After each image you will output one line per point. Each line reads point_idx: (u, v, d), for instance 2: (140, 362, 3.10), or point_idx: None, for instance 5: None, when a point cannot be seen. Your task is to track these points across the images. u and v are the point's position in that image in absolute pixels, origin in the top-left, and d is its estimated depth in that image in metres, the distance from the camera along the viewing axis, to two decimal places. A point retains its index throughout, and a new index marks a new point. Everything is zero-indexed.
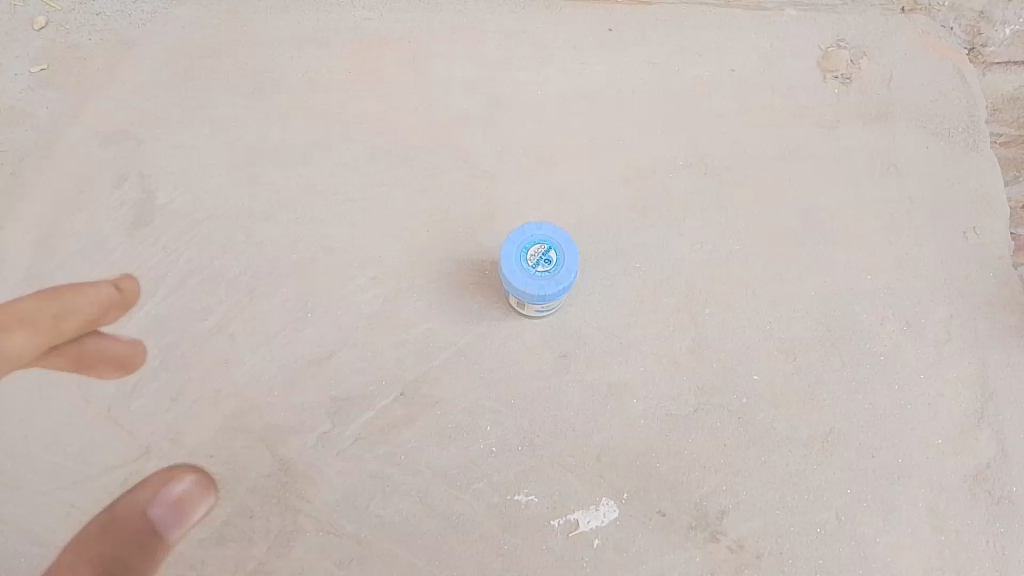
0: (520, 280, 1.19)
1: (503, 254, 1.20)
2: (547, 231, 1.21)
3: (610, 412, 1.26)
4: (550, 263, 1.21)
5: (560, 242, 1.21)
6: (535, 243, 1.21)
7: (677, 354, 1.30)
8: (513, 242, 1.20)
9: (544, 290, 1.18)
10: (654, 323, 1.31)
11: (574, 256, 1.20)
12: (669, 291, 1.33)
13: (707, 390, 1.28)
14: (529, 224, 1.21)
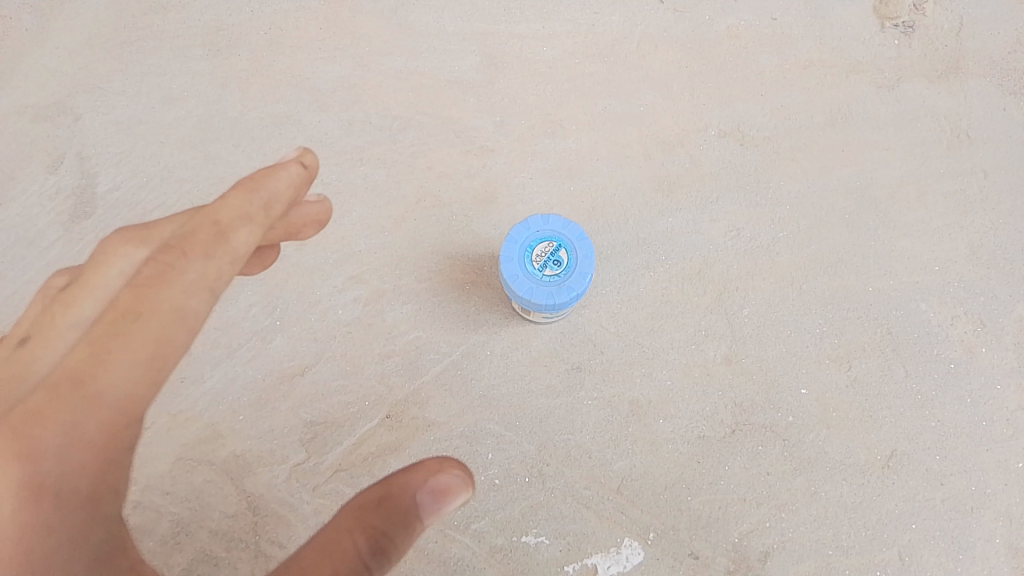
0: (523, 287, 0.98)
1: (504, 254, 1.00)
2: (557, 226, 1.00)
3: (632, 435, 1.08)
4: (559, 266, 1.00)
5: (572, 239, 1.00)
6: (542, 241, 1.00)
7: (710, 364, 1.10)
8: (516, 239, 1.00)
9: (553, 299, 0.98)
10: (683, 328, 1.12)
11: (589, 257, 1.00)
12: (700, 288, 1.13)
13: (746, 407, 1.09)
14: (536, 217, 1.01)
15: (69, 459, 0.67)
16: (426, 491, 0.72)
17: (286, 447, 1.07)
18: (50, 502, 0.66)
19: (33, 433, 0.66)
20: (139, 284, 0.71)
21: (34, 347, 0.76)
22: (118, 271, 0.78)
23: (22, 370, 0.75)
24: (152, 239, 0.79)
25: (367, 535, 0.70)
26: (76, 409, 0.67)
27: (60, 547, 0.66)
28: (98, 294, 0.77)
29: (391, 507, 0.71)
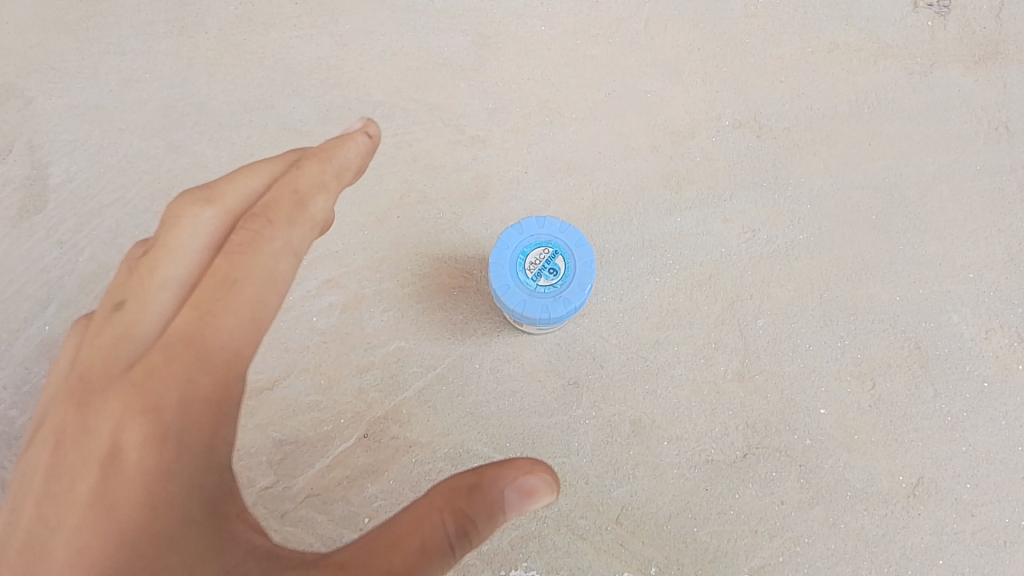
0: (514, 299, 0.88)
1: (494, 260, 0.89)
2: (554, 230, 0.90)
3: (633, 459, 0.98)
4: (556, 275, 0.90)
5: (571, 246, 0.90)
6: (537, 246, 0.90)
7: (720, 381, 1.00)
8: (509, 243, 0.90)
9: (548, 313, 0.88)
10: (691, 340, 1.01)
11: (589, 266, 0.89)
12: (710, 296, 1.03)
13: (758, 429, 0.99)
14: (531, 219, 0.90)
15: (188, 410, 0.69)
16: (512, 488, 0.66)
17: (253, 470, 0.97)
18: (174, 451, 0.68)
19: (155, 387, 0.69)
20: (232, 249, 0.73)
21: (130, 311, 0.75)
22: (196, 233, 0.77)
23: (121, 333, 0.74)
24: (224, 200, 0.79)
25: (453, 518, 0.66)
26: (189, 365, 0.69)
27: (182, 490, 0.67)
28: (179, 257, 0.77)
29: (477, 498, 0.66)
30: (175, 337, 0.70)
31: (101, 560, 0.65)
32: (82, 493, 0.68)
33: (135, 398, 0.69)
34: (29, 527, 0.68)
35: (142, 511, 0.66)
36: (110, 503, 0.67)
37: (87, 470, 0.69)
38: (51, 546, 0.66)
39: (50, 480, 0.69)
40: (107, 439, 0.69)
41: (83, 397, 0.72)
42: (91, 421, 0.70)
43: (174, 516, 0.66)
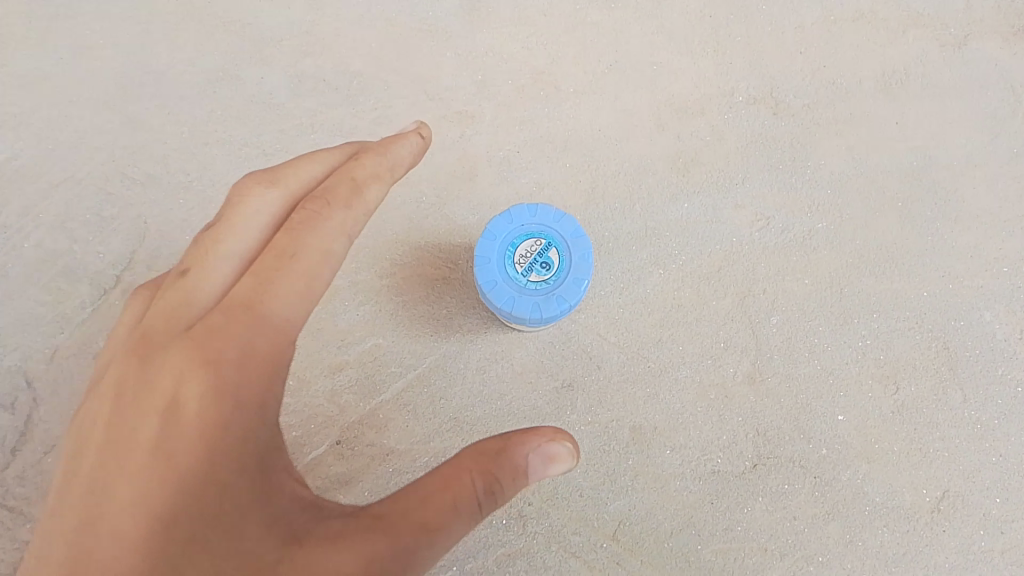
0: (502, 295, 0.79)
1: (480, 252, 0.80)
2: (548, 220, 0.81)
3: (632, 469, 0.89)
4: (549, 269, 0.81)
5: (566, 238, 0.81)
6: (529, 238, 0.81)
7: (728, 384, 0.91)
8: (497, 233, 0.80)
9: (539, 312, 0.79)
10: (697, 339, 0.92)
11: (586, 261, 0.80)
12: (719, 290, 0.94)
13: (770, 437, 0.90)
14: (523, 207, 0.81)
15: (247, 369, 0.66)
16: (540, 453, 0.65)
17: None
18: (232, 405, 0.65)
19: (214, 343, 0.66)
20: (293, 223, 0.72)
21: (192, 277, 0.72)
22: (259, 210, 0.75)
23: (180, 296, 0.71)
24: (289, 182, 0.76)
25: (484, 478, 0.64)
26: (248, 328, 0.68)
27: (237, 444, 0.65)
28: (242, 231, 0.74)
29: (506, 460, 0.64)
30: (237, 301, 0.69)
31: (160, 509, 0.62)
32: (143, 442, 0.64)
33: (195, 352, 0.67)
34: (86, 476, 0.64)
35: (199, 460, 0.63)
36: (171, 452, 0.63)
37: (146, 421, 0.65)
38: (109, 493, 0.62)
39: (108, 430, 0.66)
40: (168, 390, 0.66)
41: (141, 352, 0.68)
42: (150, 375, 0.67)
43: (229, 468, 0.64)
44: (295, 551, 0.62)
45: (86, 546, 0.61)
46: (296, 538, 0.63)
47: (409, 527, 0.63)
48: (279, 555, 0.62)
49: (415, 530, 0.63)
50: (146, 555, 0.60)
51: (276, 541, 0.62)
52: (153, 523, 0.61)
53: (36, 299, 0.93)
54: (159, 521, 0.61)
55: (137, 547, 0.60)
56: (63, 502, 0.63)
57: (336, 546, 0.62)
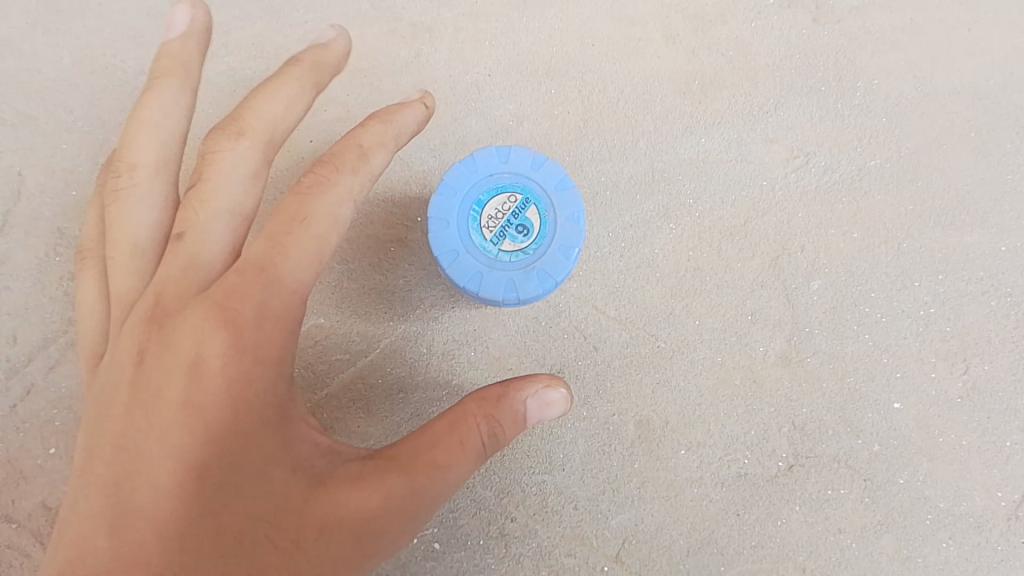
0: (466, 271, 0.60)
1: (437, 212, 0.61)
2: (526, 166, 0.61)
3: (638, 475, 0.72)
4: (527, 234, 0.61)
5: (550, 191, 0.61)
6: (500, 192, 0.61)
7: (757, 366, 0.73)
8: (459, 187, 0.61)
9: (513, 291, 0.60)
10: (717, 311, 0.74)
11: (577, 222, 0.61)
12: (747, 248, 0.74)
13: (809, 431, 0.73)
14: (491, 151, 0.61)
15: (267, 318, 0.53)
16: (539, 396, 0.59)
17: None
18: (253, 356, 0.53)
19: (235, 290, 0.53)
20: (301, 184, 0.57)
21: (186, 242, 0.57)
22: (237, 161, 0.59)
23: (175, 261, 0.56)
24: (258, 127, 0.60)
25: (487, 422, 0.58)
26: (262, 275, 0.54)
27: (264, 398, 0.53)
28: (227, 187, 0.58)
29: (509, 405, 0.58)
30: (247, 256, 0.55)
31: (190, 460, 0.51)
32: (167, 398, 0.52)
33: (209, 296, 0.53)
34: (110, 434, 0.52)
35: (224, 411, 0.52)
36: (199, 407, 0.51)
37: (167, 375, 0.53)
38: (138, 448, 0.51)
39: (129, 385, 0.53)
40: (188, 350, 0.53)
41: (147, 305, 0.55)
42: (164, 324, 0.54)
43: (254, 419, 0.52)
44: (321, 492, 0.53)
45: (121, 500, 0.50)
46: (320, 477, 0.54)
47: (420, 468, 0.56)
48: (305, 494, 0.53)
49: (428, 471, 0.56)
50: (184, 508, 0.50)
51: (302, 481, 0.53)
52: (186, 472, 0.51)
53: None
54: (192, 470, 0.51)
55: (172, 497, 0.50)
56: (88, 456, 0.52)
57: (358, 484, 0.55)
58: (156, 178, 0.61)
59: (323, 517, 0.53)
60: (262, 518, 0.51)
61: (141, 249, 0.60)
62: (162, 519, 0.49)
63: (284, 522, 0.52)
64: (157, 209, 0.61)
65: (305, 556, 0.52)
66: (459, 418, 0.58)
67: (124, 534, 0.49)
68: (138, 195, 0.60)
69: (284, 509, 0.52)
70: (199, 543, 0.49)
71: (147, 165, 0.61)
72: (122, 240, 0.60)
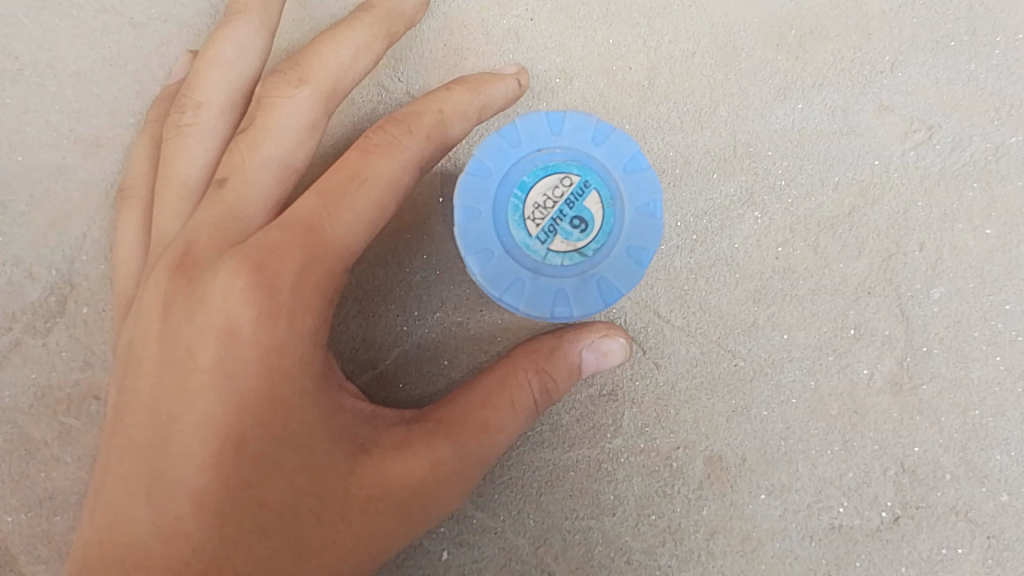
0: (504, 277, 0.45)
1: (465, 196, 0.45)
2: (586, 139, 0.46)
3: (706, 525, 0.58)
4: (585, 228, 0.46)
5: (618, 173, 0.46)
6: (551, 172, 0.46)
7: (858, 392, 0.59)
8: (497, 163, 0.46)
9: (565, 304, 0.46)
10: (810, 323, 0.59)
11: (652, 215, 0.46)
12: (851, 245, 0.60)
13: (921, 476, 0.59)
14: (540, 116, 0.46)
15: (307, 288, 0.48)
16: (593, 346, 0.56)
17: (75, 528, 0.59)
18: (290, 327, 0.48)
19: (276, 254, 0.48)
20: (367, 142, 0.52)
21: (230, 188, 0.52)
22: (297, 109, 0.55)
23: (215, 210, 0.51)
24: (322, 75, 0.56)
25: (539, 379, 0.55)
26: (302, 243, 0.48)
27: (297, 372, 0.48)
28: (280, 134, 0.54)
29: (563, 358, 0.56)
30: (293, 212, 0.49)
31: (225, 432, 0.47)
32: (199, 364, 0.47)
33: (246, 259, 0.48)
34: (142, 397, 0.48)
35: (259, 384, 0.47)
36: (230, 375, 0.47)
37: (199, 339, 0.48)
38: (171, 414, 0.47)
39: (161, 343, 0.49)
40: (217, 311, 0.47)
41: (177, 256, 0.50)
42: (195, 280, 0.49)
43: (293, 392, 0.48)
44: (364, 462, 0.50)
45: (156, 470, 0.47)
46: (363, 446, 0.51)
47: (471, 431, 0.53)
48: (349, 465, 0.50)
49: (478, 436, 0.53)
50: (221, 483, 0.46)
51: (343, 454, 0.50)
52: (222, 449, 0.46)
53: None
54: (229, 444, 0.46)
55: (207, 471, 0.46)
56: (123, 415, 0.49)
57: (403, 451, 0.52)
58: (228, 117, 0.59)
59: (368, 488, 0.50)
60: (304, 490, 0.48)
61: (193, 191, 0.57)
62: (199, 491, 0.46)
63: (327, 493, 0.49)
64: (217, 150, 0.58)
65: (350, 526, 0.50)
66: (510, 373, 0.55)
67: (160, 503, 0.46)
68: (206, 133, 0.58)
69: (328, 481, 0.49)
70: (238, 518, 0.47)
71: (226, 105, 0.59)
72: (174, 178, 0.57)
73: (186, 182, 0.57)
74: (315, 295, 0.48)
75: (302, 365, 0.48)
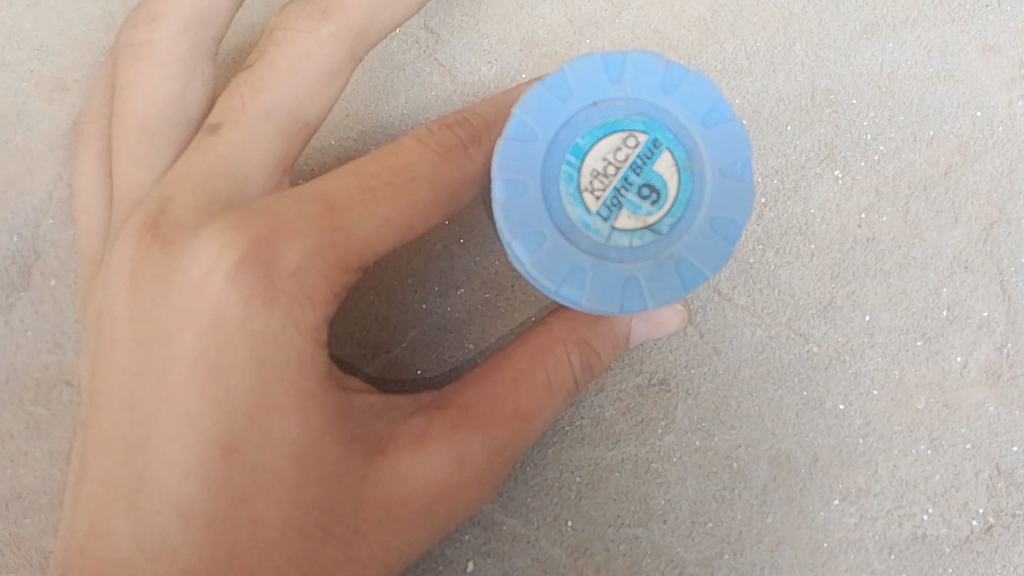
0: (559, 267, 0.36)
1: (505, 166, 0.35)
2: (654, 86, 0.36)
3: (770, 535, 0.51)
4: (658, 199, 0.36)
5: (694, 128, 0.36)
6: (612, 130, 0.36)
7: (951, 383, 0.51)
8: (543, 124, 0.35)
9: (638, 295, 0.36)
10: (897, 303, 0.51)
11: (740, 178, 0.36)
12: (946, 211, 0.51)
13: (1020, 481, 0.51)
14: (595, 60, 0.36)
15: (312, 275, 0.40)
16: (645, 316, 0.47)
17: (45, 533, 0.51)
18: (287, 316, 0.40)
19: (277, 226, 0.40)
20: (427, 133, 0.44)
21: (221, 139, 0.45)
22: (312, 50, 0.48)
23: (203, 161, 0.44)
24: (349, 11, 0.48)
25: (579, 352, 0.46)
26: (315, 222, 0.40)
27: (295, 364, 0.40)
28: (291, 76, 0.47)
29: (609, 327, 0.46)
30: (312, 186, 0.41)
31: (213, 435, 0.38)
32: (177, 352, 0.39)
33: (238, 230, 0.39)
34: (114, 388, 0.40)
35: (251, 381, 0.39)
36: (215, 368, 0.38)
37: (178, 323, 0.39)
38: (148, 411, 0.39)
39: (131, 320, 0.41)
40: (200, 289, 0.39)
41: (155, 215, 0.43)
42: (174, 251, 0.41)
43: (290, 392, 0.39)
44: (379, 464, 0.42)
45: (135, 476, 0.39)
46: (379, 446, 0.42)
47: (502, 419, 0.45)
48: (363, 470, 0.41)
49: (509, 424, 0.45)
50: (210, 495, 0.38)
51: (355, 457, 0.41)
52: (211, 453, 0.38)
53: None
54: (218, 449, 0.38)
55: (193, 480, 0.39)
56: (94, 407, 0.41)
57: (422, 447, 0.43)
58: (188, 41, 0.51)
59: (385, 494, 0.42)
60: (310, 502, 0.40)
61: (155, 132, 0.49)
62: (185, 505, 0.38)
63: (337, 505, 0.41)
64: (180, 82, 0.50)
65: (365, 539, 0.42)
66: (545, 346, 0.46)
67: (142, 514, 0.39)
68: (164, 60, 0.50)
69: (338, 489, 0.41)
70: (230, 538, 0.39)
71: (186, 30, 0.51)
72: (130, 116, 0.50)
73: (143, 122, 0.50)
74: (318, 277, 0.40)
75: (299, 358, 0.40)
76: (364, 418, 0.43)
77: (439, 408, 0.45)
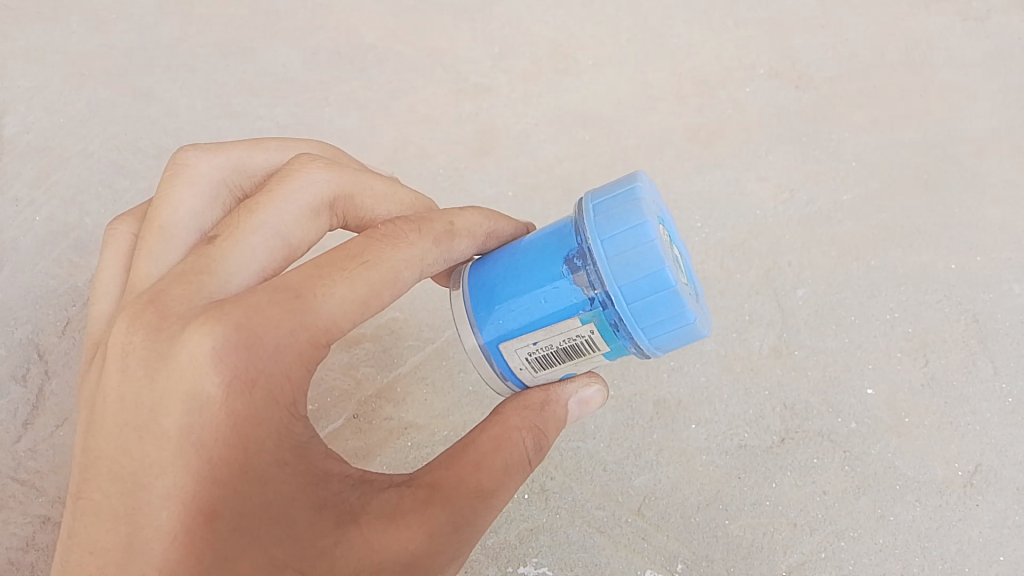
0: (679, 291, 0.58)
1: (642, 216, 0.58)
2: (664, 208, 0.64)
3: (656, 444, 0.87)
4: (683, 271, 0.62)
5: (678, 237, 0.65)
6: (664, 222, 0.62)
7: (754, 357, 0.90)
8: (650, 205, 0.60)
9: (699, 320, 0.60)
10: (720, 312, 0.91)
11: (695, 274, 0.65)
12: (744, 262, 0.93)
13: (797, 411, 0.88)
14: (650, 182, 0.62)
15: (287, 356, 0.56)
16: (578, 395, 0.66)
17: None
18: (265, 395, 0.56)
19: (257, 320, 0.56)
20: (374, 232, 0.63)
21: (222, 244, 0.63)
22: (306, 188, 0.69)
23: (200, 262, 0.62)
24: (344, 173, 0.71)
25: (531, 434, 0.64)
26: (286, 315, 0.56)
27: (273, 436, 0.56)
28: (285, 204, 0.67)
29: (551, 413, 0.65)
30: (284, 282, 0.57)
31: (198, 505, 0.54)
32: (167, 430, 0.55)
33: (220, 325, 0.55)
34: (110, 460, 0.56)
35: (232, 453, 0.55)
36: (200, 444, 0.54)
37: (164, 406, 0.55)
38: (140, 483, 0.55)
39: (124, 398, 0.57)
40: (185, 375, 0.55)
41: (144, 313, 0.59)
42: (164, 344, 0.57)
43: (268, 460, 0.56)
44: (351, 532, 0.57)
45: (127, 538, 0.55)
46: (352, 515, 0.57)
47: (465, 496, 0.59)
48: (335, 537, 0.56)
49: (471, 500, 0.59)
50: (196, 554, 0.54)
51: (329, 523, 0.56)
52: (196, 516, 0.54)
53: (49, 272, 0.92)
54: (202, 515, 0.54)
55: (174, 545, 0.54)
56: (94, 479, 0.57)
57: (396, 523, 0.58)
58: (220, 177, 0.72)
59: (356, 560, 0.56)
60: (283, 562, 0.55)
61: (173, 236, 0.68)
62: (167, 567, 0.54)
63: (310, 566, 0.55)
64: (204, 203, 0.70)
65: None
66: (504, 434, 0.62)
67: (133, 561, 0.55)
68: (199, 186, 0.71)
69: (311, 551, 0.56)
70: None
71: (219, 168, 0.72)
72: (159, 222, 0.68)
73: (166, 226, 0.68)
74: (294, 356, 0.56)
75: (282, 422, 0.56)
76: (334, 482, 0.58)
77: (410, 487, 0.60)
